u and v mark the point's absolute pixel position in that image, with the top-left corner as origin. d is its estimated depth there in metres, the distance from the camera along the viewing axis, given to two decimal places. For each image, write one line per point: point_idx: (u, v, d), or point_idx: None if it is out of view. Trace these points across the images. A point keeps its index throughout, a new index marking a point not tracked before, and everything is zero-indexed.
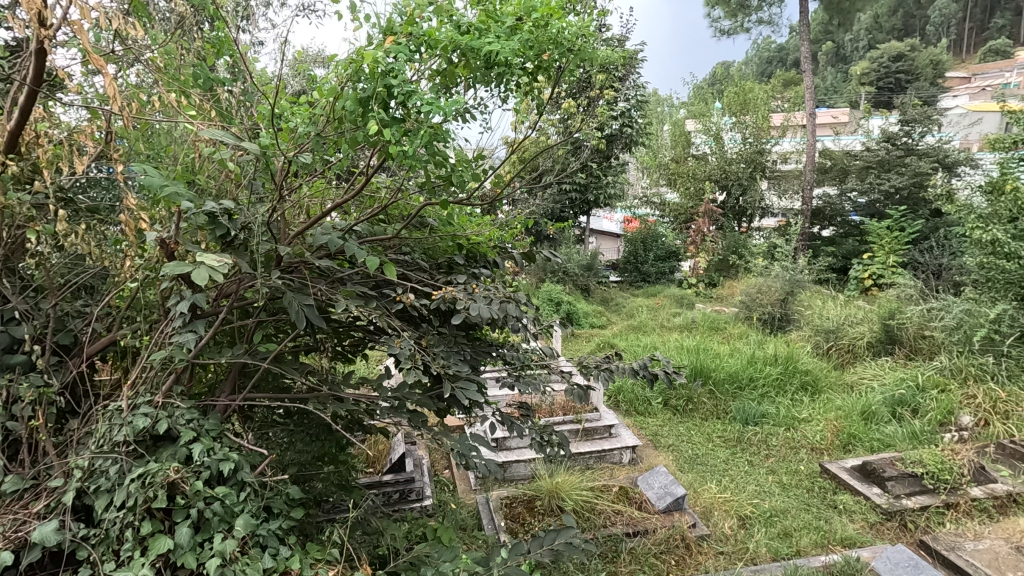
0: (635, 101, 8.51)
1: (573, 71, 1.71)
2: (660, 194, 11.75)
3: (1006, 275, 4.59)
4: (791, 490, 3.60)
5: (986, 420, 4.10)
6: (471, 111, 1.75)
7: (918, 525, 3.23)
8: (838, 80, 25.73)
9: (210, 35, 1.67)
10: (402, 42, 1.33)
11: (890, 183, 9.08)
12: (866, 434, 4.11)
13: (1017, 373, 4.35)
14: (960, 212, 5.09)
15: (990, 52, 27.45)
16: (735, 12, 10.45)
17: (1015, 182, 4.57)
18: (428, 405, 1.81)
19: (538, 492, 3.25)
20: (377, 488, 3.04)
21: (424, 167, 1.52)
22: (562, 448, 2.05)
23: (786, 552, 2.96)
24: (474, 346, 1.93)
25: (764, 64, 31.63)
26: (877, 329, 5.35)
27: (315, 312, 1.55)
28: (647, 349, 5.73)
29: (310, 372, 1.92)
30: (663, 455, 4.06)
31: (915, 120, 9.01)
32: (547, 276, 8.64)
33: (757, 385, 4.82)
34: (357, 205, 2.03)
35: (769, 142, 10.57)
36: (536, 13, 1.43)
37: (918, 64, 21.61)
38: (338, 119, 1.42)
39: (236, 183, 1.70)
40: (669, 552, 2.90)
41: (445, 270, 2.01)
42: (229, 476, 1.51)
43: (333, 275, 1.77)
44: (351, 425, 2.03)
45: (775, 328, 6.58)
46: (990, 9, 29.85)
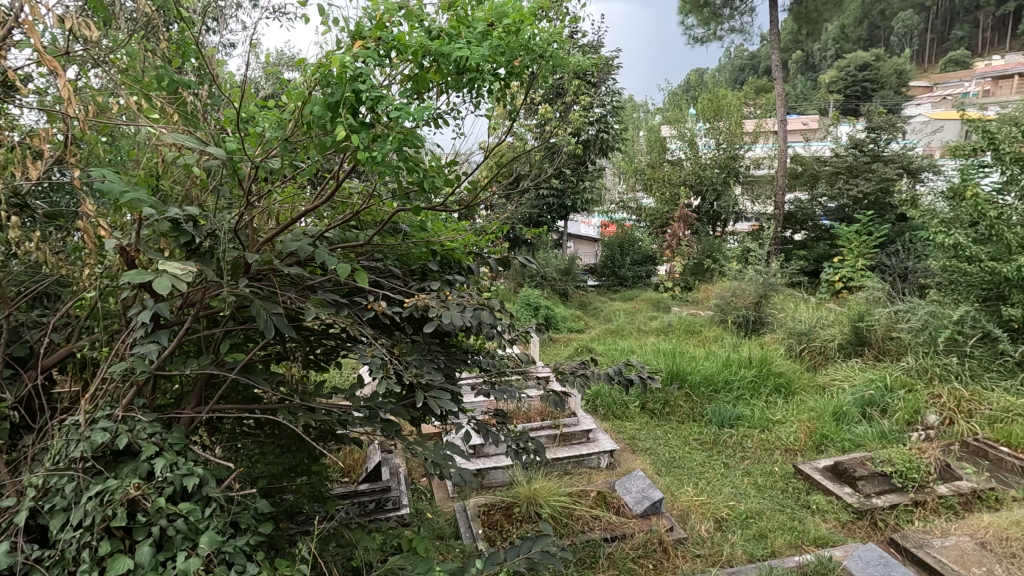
0: (612, 107, 8.53)
1: (546, 78, 1.70)
2: (637, 198, 11.86)
3: (968, 278, 4.85)
4: (766, 492, 3.65)
5: (950, 419, 4.20)
6: (443, 117, 1.75)
7: (888, 523, 3.30)
8: (807, 89, 26.42)
9: (175, 37, 1.63)
10: (371, 46, 1.31)
11: (858, 188, 9.31)
12: (837, 434, 4.18)
13: (979, 372, 4.50)
14: (924, 217, 5.23)
15: (951, 62, 28.48)
16: (708, 20, 10.64)
17: (975, 188, 4.66)
18: (402, 414, 1.78)
19: (516, 499, 3.23)
20: (353, 498, 3.01)
21: (395, 172, 1.50)
22: (538, 454, 2.04)
23: (760, 554, 3.00)
24: (448, 354, 1.90)
25: (737, 72, 32.33)
26: (848, 332, 5.46)
27: (283, 321, 1.52)
28: (624, 353, 5.76)
29: (280, 383, 1.87)
30: (640, 459, 4.07)
31: (881, 128, 9.26)
32: (525, 281, 8.64)
33: (733, 387, 4.88)
34: (330, 211, 2.01)
35: (742, 147, 10.84)
36: (507, 19, 1.43)
37: (883, 73, 22.35)
38: (307, 124, 1.39)
39: (202, 188, 1.66)
40: (647, 556, 2.90)
41: (419, 277, 1.97)
42: (193, 492, 1.47)
43: (302, 282, 1.74)
44: (323, 436, 1.99)
45: (749, 330, 6.69)
46: (949, 20, 31.05)
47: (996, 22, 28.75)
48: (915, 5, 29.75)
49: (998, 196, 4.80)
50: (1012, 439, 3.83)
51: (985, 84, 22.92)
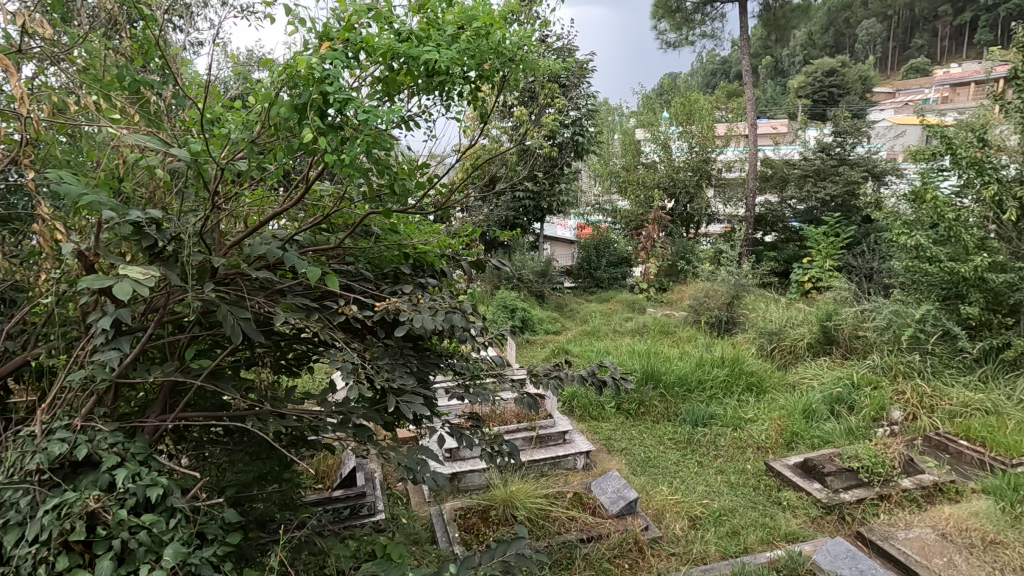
0: (587, 110, 8.59)
1: (517, 80, 1.71)
2: (612, 201, 11.95)
3: (929, 278, 4.99)
4: (739, 489, 3.71)
5: (914, 414, 4.34)
6: (415, 120, 1.75)
7: (855, 517, 3.38)
8: (776, 93, 27.02)
9: (136, 36, 1.59)
10: (338, 48, 1.30)
11: (825, 191, 9.54)
12: (807, 431, 4.26)
13: (940, 369, 4.66)
14: (888, 219, 5.37)
15: (912, 70, 29.47)
16: (680, 25, 10.80)
17: (934, 192, 4.82)
18: (375, 418, 1.76)
19: (493, 502, 3.22)
20: (327, 505, 2.97)
21: (365, 174, 1.49)
22: (513, 457, 2.04)
23: (733, 550, 3.05)
24: (421, 357, 1.89)
25: (709, 77, 32.92)
26: (816, 331, 5.60)
27: (251, 327, 1.50)
28: (600, 354, 5.80)
29: (249, 389, 1.84)
30: (616, 459, 4.11)
31: (846, 132, 9.53)
32: (500, 283, 8.62)
33: (706, 387, 4.96)
34: (300, 213, 1.98)
35: (714, 150, 11.04)
36: (476, 23, 1.43)
37: (849, 79, 22.97)
38: (273, 126, 1.37)
39: (167, 191, 1.62)
40: (623, 556, 2.93)
41: (391, 280, 1.96)
42: (158, 503, 1.43)
43: (271, 286, 1.71)
44: (293, 442, 1.96)
45: (721, 330, 6.81)
46: (910, 29, 32.12)
47: (954, 31, 29.88)
48: (879, 14, 30.71)
49: (956, 199, 4.97)
50: (970, 433, 3.98)
51: (943, 91, 23.76)
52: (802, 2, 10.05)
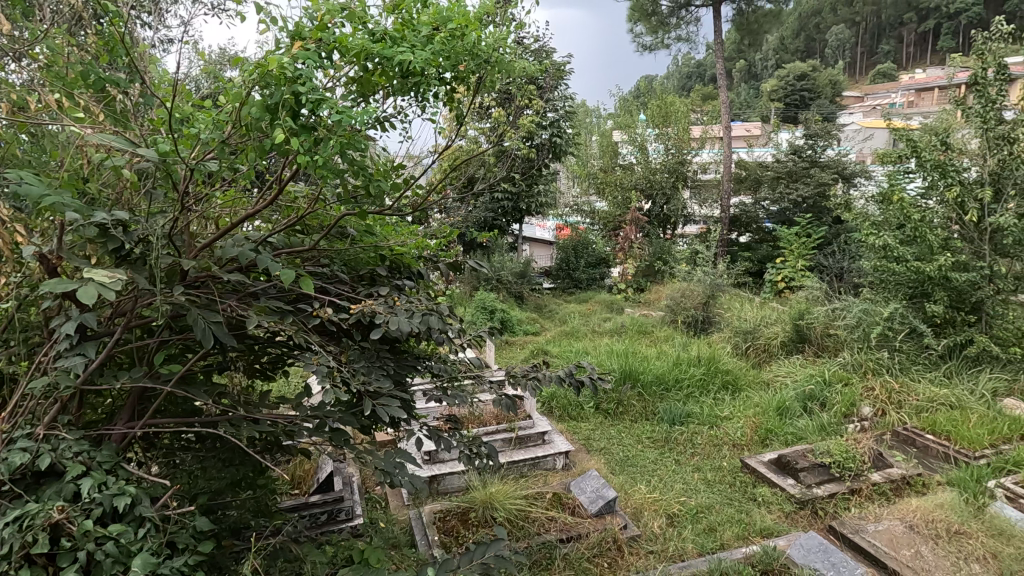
0: (564, 111, 8.63)
1: (493, 82, 1.71)
2: (590, 202, 12.01)
3: (896, 277, 5.12)
4: (715, 486, 3.76)
5: (883, 410, 4.45)
6: (391, 120, 1.74)
7: (827, 511, 3.46)
8: (750, 97, 27.55)
9: (101, 32, 1.54)
10: (310, 47, 1.28)
11: (797, 193, 9.73)
12: (781, 428, 4.34)
13: (907, 365, 4.80)
14: (857, 220, 5.51)
15: (879, 74, 30.26)
16: (656, 28, 10.92)
17: (901, 193, 4.95)
18: (351, 422, 1.74)
19: (472, 504, 3.21)
20: (304, 510, 2.94)
21: (340, 175, 1.47)
22: (491, 459, 2.04)
23: (710, 547, 3.08)
24: (398, 360, 1.88)
25: (685, 80, 33.38)
26: (789, 330, 5.72)
27: (223, 330, 1.47)
28: (579, 355, 5.83)
29: (221, 394, 1.80)
30: (595, 459, 4.14)
31: (817, 135, 9.76)
32: (479, 284, 8.61)
33: (682, 385, 5.02)
34: (274, 215, 1.95)
35: (690, 152, 11.19)
36: (451, 24, 1.43)
37: (819, 83, 23.52)
38: (244, 126, 1.34)
39: (134, 193, 1.58)
40: (602, 555, 2.94)
41: (367, 282, 1.94)
42: (126, 513, 1.39)
43: (243, 289, 1.68)
44: (268, 448, 1.92)
45: (698, 329, 6.91)
46: (877, 35, 33.04)
47: (918, 38, 30.81)
48: (847, 21, 31.52)
49: (922, 200, 5.12)
50: (936, 427, 4.10)
51: (909, 96, 24.48)
52: (774, 7, 10.25)
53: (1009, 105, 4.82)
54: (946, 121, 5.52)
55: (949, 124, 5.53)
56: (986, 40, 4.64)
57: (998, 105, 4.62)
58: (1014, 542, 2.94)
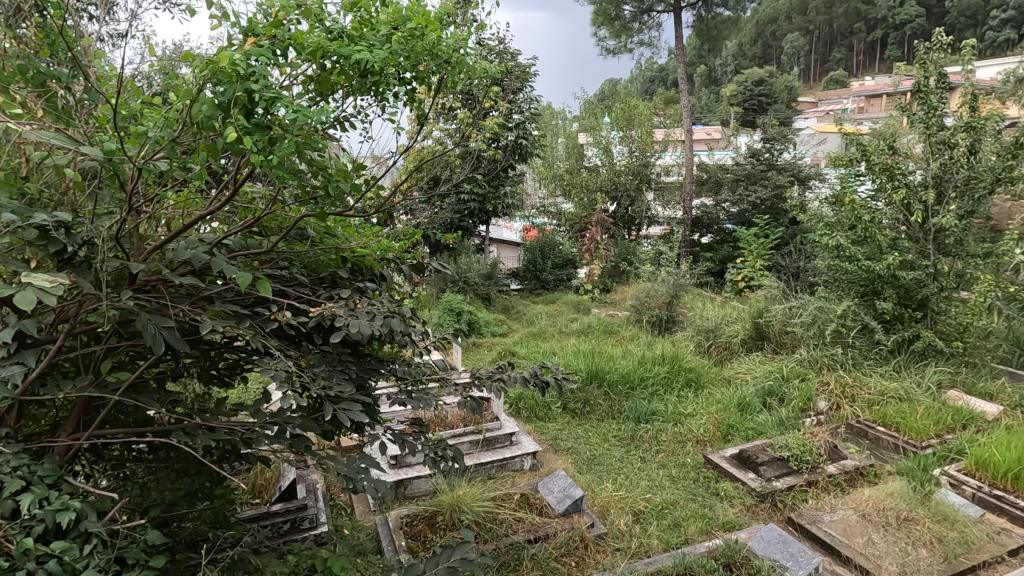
0: (530, 113, 8.66)
1: (454, 83, 1.71)
2: (556, 203, 12.08)
3: (849, 276, 5.30)
4: (680, 482, 3.83)
5: (837, 404, 4.62)
6: (350, 120, 1.73)
7: (786, 503, 3.57)
8: (711, 101, 28.26)
9: (40, 24, 1.47)
10: (264, 44, 1.25)
11: (755, 195, 10.03)
12: (742, 424, 4.46)
13: (860, 360, 5.00)
14: (812, 221, 5.70)
15: (832, 81, 31.47)
16: (619, 33, 11.07)
17: (852, 195, 5.13)
18: (312, 428, 1.70)
19: (439, 507, 3.18)
20: (265, 521, 2.85)
21: (298, 176, 1.44)
22: (457, 461, 2.02)
23: (675, 542, 3.15)
24: (360, 363, 1.85)
25: (647, 83, 33.97)
26: (749, 327, 5.88)
27: (175, 336, 1.41)
28: (546, 355, 5.86)
29: (175, 402, 1.74)
30: (562, 458, 4.17)
31: (774, 139, 10.09)
32: (446, 286, 8.56)
33: (648, 384, 5.10)
34: (230, 216, 1.90)
35: (654, 155, 11.40)
36: (410, 24, 1.42)
37: (776, 89, 24.30)
38: (195, 125, 1.30)
39: (78, 193, 1.50)
40: (569, 555, 2.96)
41: (328, 285, 1.91)
42: (71, 529, 1.32)
43: (197, 292, 1.62)
44: (225, 457, 1.86)
45: (662, 328, 7.04)
46: (829, 44, 34.35)
47: (867, 46, 32.16)
48: (802, 29, 32.69)
49: (872, 202, 5.33)
50: (886, 420, 4.28)
51: (859, 102, 25.54)
52: (732, 15, 10.52)
53: (949, 112, 5.09)
54: (892, 126, 5.78)
55: (895, 129, 5.79)
56: (928, 50, 4.88)
57: (939, 112, 4.87)
58: (957, 526, 3.10)
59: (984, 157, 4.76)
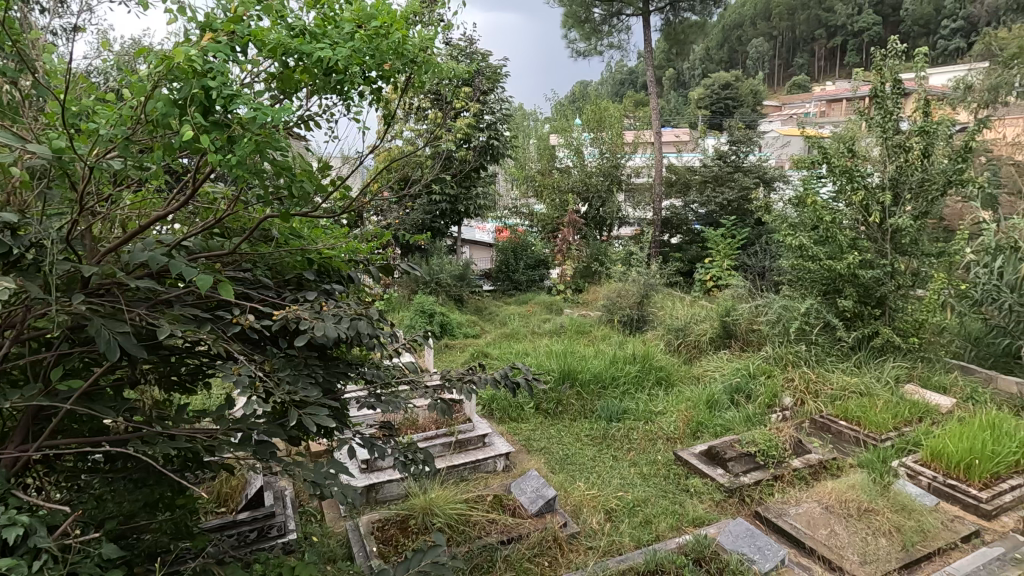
0: (502, 114, 8.66)
1: (421, 83, 1.70)
2: (529, 204, 12.10)
3: (811, 275, 5.46)
4: (650, 480, 3.88)
5: (802, 400, 4.74)
6: (315, 120, 1.76)
7: (754, 498, 3.65)
8: (679, 104, 28.76)
9: None
10: (222, 40, 1.22)
11: (722, 196, 10.26)
12: (710, 421, 4.54)
13: (823, 357, 5.16)
14: (776, 221, 5.85)
15: (795, 85, 32.38)
16: (589, 35, 11.17)
17: (814, 196, 5.27)
18: (278, 433, 1.66)
19: (411, 511, 3.15)
20: (231, 530, 2.78)
21: (259, 177, 1.40)
22: (428, 464, 2.00)
23: (646, 539, 3.18)
24: (327, 366, 1.82)
25: (617, 86, 34.34)
26: (717, 326, 6.00)
27: (131, 341, 1.36)
28: (518, 356, 5.86)
29: (133, 410, 1.67)
30: (535, 459, 4.18)
31: (740, 142, 10.32)
32: (418, 288, 8.50)
33: (619, 383, 5.15)
34: (190, 218, 1.85)
35: (624, 157, 11.53)
36: (375, 22, 1.40)
37: (742, 93, 24.88)
38: (152, 122, 1.26)
39: (26, 193, 1.44)
40: (542, 555, 2.97)
41: (293, 287, 1.87)
42: (19, 544, 1.26)
43: (154, 296, 1.57)
44: (186, 466, 1.80)
45: (633, 328, 7.13)
46: (791, 50, 35.34)
47: (828, 52, 33.17)
48: (766, 35, 33.56)
49: (833, 203, 5.50)
50: (848, 414, 4.42)
51: (821, 106, 26.35)
52: (698, 19, 10.72)
53: (904, 116, 5.29)
54: (851, 130, 5.97)
55: (854, 133, 5.99)
56: (884, 57, 5.06)
57: (895, 116, 5.05)
58: (915, 515, 3.21)
59: (936, 160, 4.96)
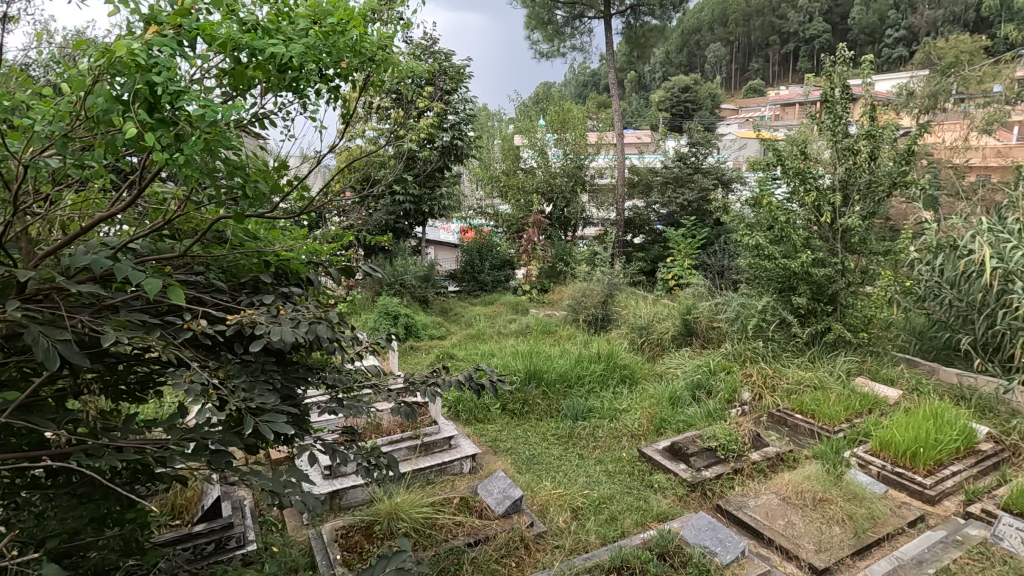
0: (466, 114, 8.60)
1: (381, 82, 1.68)
2: (494, 204, 12.08)
3: (767, 274, 5.62)
4: (616, 477, 3.93)
5: (760, 394, 4.88)
6: (270, 117, 1.71)
7: (715, 491, 3.74)
8: (641, 106, 29.25)
9: None
10: (168, 33, 1.17)
11: (683, 198, 10.51)
12: (673, 417, 4.62)
13: (779, 353, 5.33)
14: (734, 221, 6.01)
15: (750, 90, 33.38)
16: (552, 37, 11.23)
17: (769, 197, 5.44)
18: (234, 442, 1.60)
19: (376, 517, 3.09)
20: (186, 543, 2.67)
21: (211, 177, 1.36)
22: (391, 468, 1.97)
23: (612, 536, 3.22)
24: (285, 372, 1.76)
25: (581, 87, 34.66)
26: (679, 324, 6.13)
27: (72, 349, 1.29)
28: (484, 357, 5.85)
29: (76, 422, 1.59)
30: (501, 459, 4.18)
31: (699, 144, 10.56)
32: (382, 289, 8.39)
33: (584, 381, 5.20)
34: (138, 219, 1.77)
35: (587, 157, 11.65)
36: (332, 19, 1.38)
37: (701, 96, 25.48)
38: (93, 119, 1.20)
39: None
40: (509, 555, 2.97)
41: (249, 290, 1.81)
42: None
43: (99, 301, 1.49)
44: (136, 478, 1.72)
45: (598, 327, 7.21)
46: (747, 54, 36.38)
47: (781, 58, 34.31)
48: (722, 40, 34.50)
49: (787, 204, 5.68)
50: (803, 407, 4.58)
51: (775, 110, 27.26)
52: (659, 23, 10.92)
53: (853, 120, 5.50)
54: (803, 133, 6.19)
55: (806, 135, 6.20)
56: (833, 63, 5.26)
57: (844, 120, 5.26)
58: (865, 503, 3.36)
59: (882, 163, 5.19)
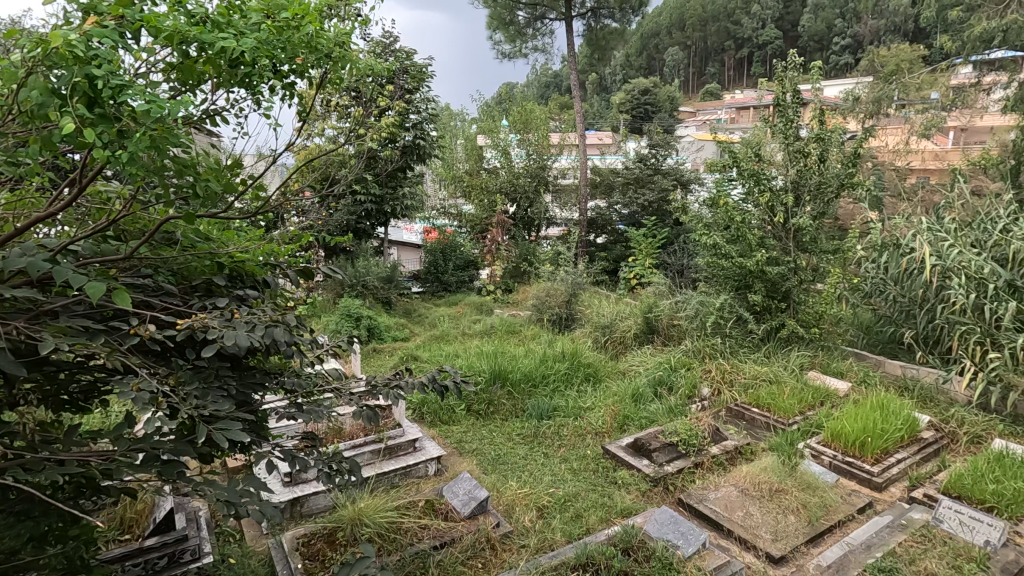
0: (428, 114, 8.50)
1: (339, 79, 1.64)
2: (457, 204, 12.02)
3: (724, 273, 5.78)
4: (580, 474, 3.97)
5: (719, 389, 5.02)
6: (222, 114, 1.65)
7: (676, 485, 3.83)
8: (602, 108, 29.65)
9: None
10: (109, 25, 1.12)
11: (643, 198, 10.71)
12: (636, 414, 4.70)
13: (736, 349, 5.50)
14: (693, 221, 6.16)
15: (707, 93, 34.29)
16: (514, 37, 11.24)
17: (726, 198, 5.60)
18: (188, 451, 1.54)
19: (339, 523, 3.03)
20: (137, 558, 2.55)
21: (158, 175, 1.29)
22: (354, 473, 1.93)
23: (577, 533, 3.25)
24: (240, 377, 1.70)
25: (543, 88, 34.87)
26: (641, 322, 6.23)
27: (7, 358, 1.22)
28: (448, 358, 5.81)
29: (12, 434, 1.49)
30: (467, 461, 4.16)
31: (659, 146, 10.77)
32: (344, 291, 8.25)
33: (549, 381, 5.24)
34: (80, 219, 1.68)
35: (550, 158, 11.71)
36: (286, 13, 1.34)
37: (660, 99, 26.01)
38: (26, 113, 1.13)
39: None
40: (475, 556, 2.97)
41: (201, 293, 1.74)
42: None
43: (36, 306, 1.41)
44: (80, 493, 1.63)
45: (562, 326, 7.26)
46: (703, 58, 37.32)
47: (736, 62, 35.38)
48: (680, 44, 35.32)
49: (743, 204, 5.85)
50: (759, 401, 4.74)
51: (731, 113, 28.10)
52: (618, 26, 11.07)
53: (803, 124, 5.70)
54: (758, 136, 6.38)
55: (760, 138, 6.40)
56: (785, 68, 5.44)
57: (795, 124, 5.45)
58: (818, 492, 3.49)
59: (831, 165, 5.40)
